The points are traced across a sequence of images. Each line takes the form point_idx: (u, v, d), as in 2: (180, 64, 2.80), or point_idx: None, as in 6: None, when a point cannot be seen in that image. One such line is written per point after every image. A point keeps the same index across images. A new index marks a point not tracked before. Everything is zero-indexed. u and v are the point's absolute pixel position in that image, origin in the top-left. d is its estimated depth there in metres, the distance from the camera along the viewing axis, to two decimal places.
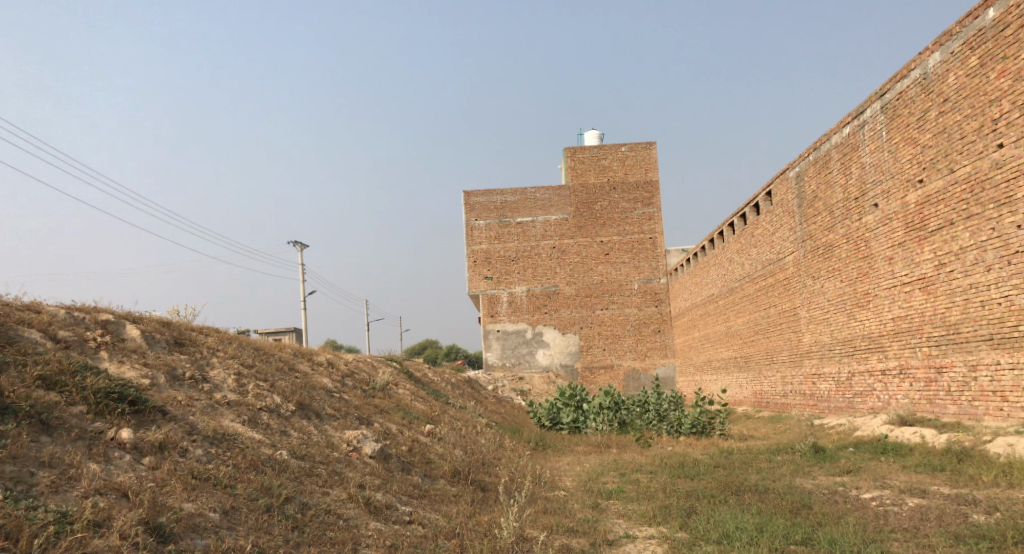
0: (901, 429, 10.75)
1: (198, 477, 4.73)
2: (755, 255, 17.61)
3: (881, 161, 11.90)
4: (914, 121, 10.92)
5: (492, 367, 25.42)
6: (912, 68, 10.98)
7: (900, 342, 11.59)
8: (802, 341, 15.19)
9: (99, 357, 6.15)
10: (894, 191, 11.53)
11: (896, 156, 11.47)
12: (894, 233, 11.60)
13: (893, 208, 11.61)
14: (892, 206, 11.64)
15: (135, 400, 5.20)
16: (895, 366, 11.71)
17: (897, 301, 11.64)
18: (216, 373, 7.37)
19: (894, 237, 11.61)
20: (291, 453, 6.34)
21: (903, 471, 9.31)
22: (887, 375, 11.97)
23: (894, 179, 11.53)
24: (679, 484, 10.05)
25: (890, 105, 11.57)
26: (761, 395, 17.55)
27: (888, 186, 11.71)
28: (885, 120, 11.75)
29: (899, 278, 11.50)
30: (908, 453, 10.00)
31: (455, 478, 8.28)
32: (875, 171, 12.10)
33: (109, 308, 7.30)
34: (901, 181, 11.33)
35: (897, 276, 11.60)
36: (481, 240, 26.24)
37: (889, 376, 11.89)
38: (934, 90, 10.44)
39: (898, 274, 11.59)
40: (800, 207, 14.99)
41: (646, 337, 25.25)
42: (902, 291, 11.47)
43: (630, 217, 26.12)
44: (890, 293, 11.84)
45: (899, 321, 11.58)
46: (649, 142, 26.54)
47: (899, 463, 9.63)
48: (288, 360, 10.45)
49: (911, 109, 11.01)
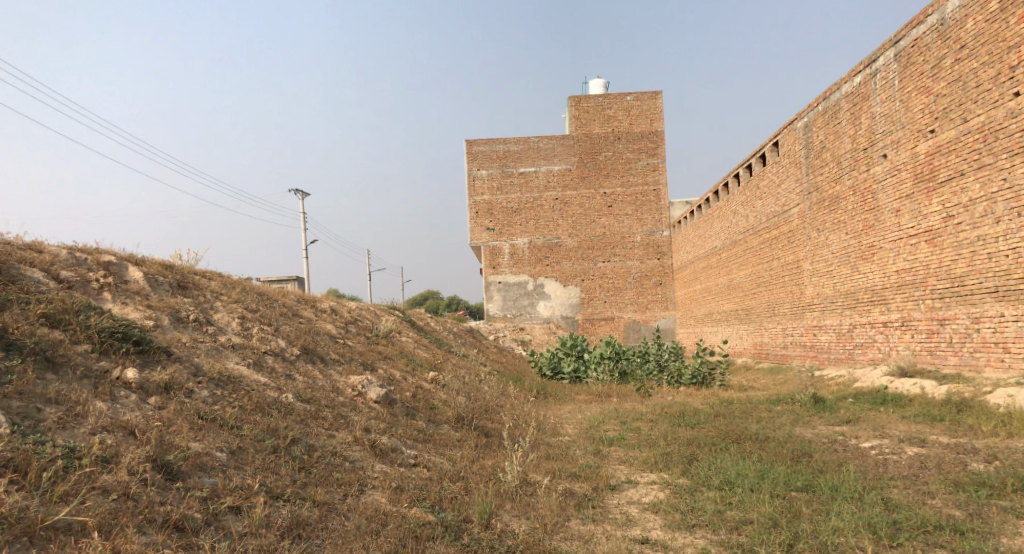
0: (901, 380, 10.80)
1: (205, 418, 4.73)
2: (760, 207, 17.45)
3: (892, 111, 11.64)
4: (928, 69, 10.65)
5: (494, 317, 25.49)
6: (929, 13, 10.65)
7: (903, 294, 11.54)
8: (804, 293, 15.15)
9: (102, 298, 6.10)
10: (905, 141, 11.31)
11: (908, 105, 11.22)
12: (903, 184, 11.42)
13: (902, 159, 11.41)
14: (901, 156, 11.44)
15: (139, 340, 5.18)
16: (897, 318, 11.68)
17: (902, 253, 11.55)
18: (220, 316, 7.35)
19: (902, 189, 11.43)
20: (297, 396, 6.35)
21: (903, 421, 9.36)
22: (889, 327, 11.95)
23: (905, 129, 11.30)
24: (680, 433, 10.13)
25: (904, 52, 11.26)
26: (761, 346, 17.62)
27: (898, 137, 11.50)
28: (898, 69, 11.47)
29: (906, 230, 11.38)
30: (907, 404, 10.04)
31: (459, 424, 8.36)
32: (885, 121, 11.86)
33: (111, 250, 7.23)
34: (912, 131, 11.11)
35: (903, 228, 11.47)
36: (483, 190, 26.01)
37: (891, 328, 11.87)
38: (951, 37, 10.14)
39: (904, 226, 11.46)
40: (807, 158, 14.77)
41: (648, 289, 25.23)
42: (908, 244, 11.36)
43: (635, 168, 25.80)
44: (895, 245, 11.73)
45: (903, 273, 11.52)
46: (655, 91, 26.04)
47: (898, 413, 9.70)
48: (292, 306, 10.44)
49: (925, 56, 10.72)
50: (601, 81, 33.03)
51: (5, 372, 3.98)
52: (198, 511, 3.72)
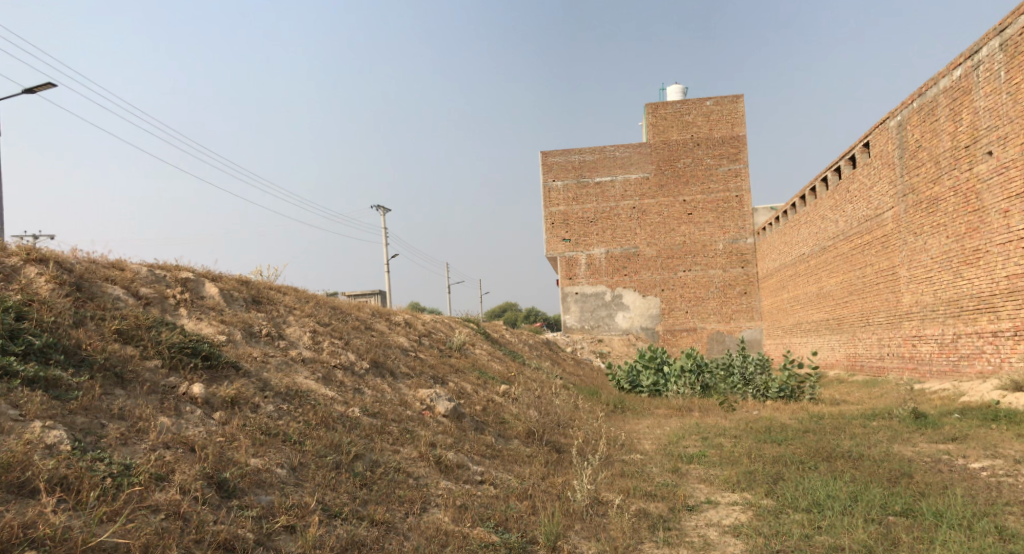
0: (1015, 395, 9.88)
1: (268, 433, 4.73)
2: (850, 211, 16.51)
3: (997, 104, 10.75)
4: None
5: (571, 329, 25.20)
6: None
7: (1015, 302, 10.58)
8: (901, 302, 14.19)
9: (178, 313, 6.27)
10: (1012, 136, 10.42)
11: (1016, 98, 10.33)
12: (1011, 182, 10.50)
13: (1010, 155, 10.50)
14: (1009, 153, 10.53)
15: (208, 355, 5.25)
16: (1009, 327, 10.71)
17: (1012, 257, 10.60)
18: (292, 330, 7.44)
19: (1011, 187, 10.51)
20: (364, 411, 6.32)
21: (1020, 441, 8.54)
22: (1000, 336, 10.98)
23: (1013, 124, 10.41)
24: (766, 450, 9.60)
25: (1011, 41, 10.39)
26: (854, 358, 16.62)
27: (1005, 132, 10.60)
28: (1004, 59, 10.59)
29: (1016, 232, 10.44)
30: (1023, 422, 9.15)
31: (530, 439, 8.17)
32: (990, 116, 10.96)
33: (190, 267, 7.45)
34: (1021, 125, 10.21)
35: (1013, 230, 10.54)
36: (559, 201, 25.87)
37: (1002, 338, 10.90)
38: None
39: (1014, 227, 10.52)
40: (901, 158, 13.86)
41: (731, 299, 24.35)
42: (1019, 247, 10.42)
43: (715, 175, 25.04)
44: (1004, 248, 10.79)
45: (1014, 278, 10.57)
46: (736, 95, 25.23)
47: (1013, 432, 8.87)
48: (366, 319, 10.55)
49: None
50: (678, 87, 32.34)
51: (73, 388, 4.08)
52: (250, 530, 3.68)
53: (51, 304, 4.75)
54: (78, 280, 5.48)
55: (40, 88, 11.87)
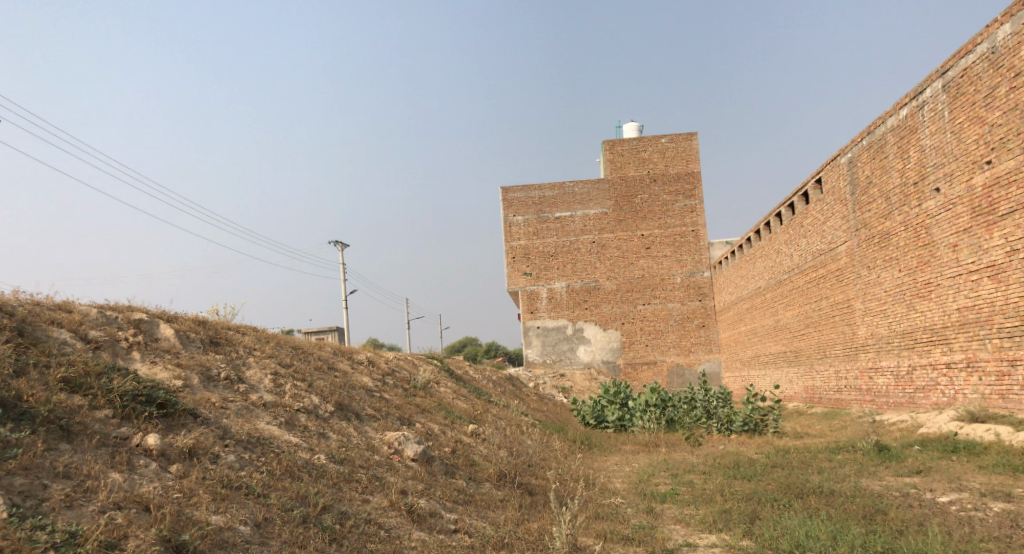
0: (972, 426, 9.99)
1: (230, 486, 4.39)
2: (805, 245, 16.82)
3: (942, 143, 11.09)
4: (981, 99, 10.12)
5: (532, 364, 24.93)
6: (978, 43, 10.18)
7: (967, 334, 10.79)
8: (857, 334, 14.39)
9: (130, 357, 5.88)
10: (958, 174, 10.72)
11: (960, 137, 10.67)
12: (959, 218, 10.79)
13: (957, 192, 10.80)
14: (956, 190, 10.83)
15: (163, 403, 4.90)
16: (962, 359, 10.89)
17: (962, 290, 10.85)
18: (253, 373, 7.08)
19: (958, 223, 10.80)
20: (330, 457, 6.00)
21: (983, 473, 8.61)
22: (953, 368, 11.16)
23: (958, 162, 10.73)
24: (737, 486, 9.48)
25: (953, 83, 10.76)
26: (813, 390, 16.76)
27: (951, 169, 10.91)
28: (947, 100, 10.95)
29: (965, 266, 10.69)
30: (983, 454, 9.23)
31: (501, 481, 7.89)
32: (936, 154, 11.29)
33: (142, 307, 7.06)
34: (966, 163, 10.53)
35: (962, 264, 10.79)
36: (519, 236, 25.84)
37: (956, 369, 11.08)
38: (1004, 64, 9.61)
39: (963, 261, 10.78)
40: (853, 195, 14.19)
41: (690, 332, 24.49)
42: (969, 280, 10.66)
43: (672, 210, 25.38)
44: (954, 282, 11.03)
45: (965, 311, 10.79)
46: (690, 133, 25.75)
47: (974, 464, 8.95)
48: (328, 358, 10.19)
49: (977, 86, 10.21)
50: (635, 124, 32.89)
51: (13, 445, 3.71)
52: None
53: None
54: (20, 324, 5.09)
55: None
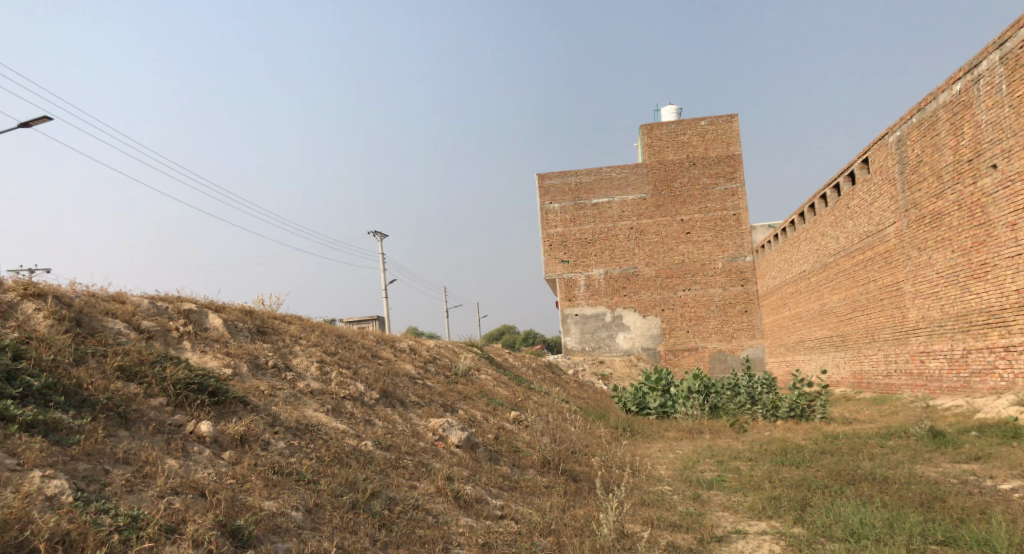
0: None
1: (281, 472, 4.44)
2: (851, 227, 16.37)
3: (1000, 118, 10.63)
4: None
5: (572, 351, 24.84)
6: None
7: None
8: (907, 317, 13.97)
9: (182, 346, 5.99)
10: (1017, 149, 10.27)
11: (1019, 111, 10.22)
12: (1018, 196, 10.35)
13: (1015, 168, 10.35)
14: (1014, 166, 10.38)
15: (215, 391, 4.97)
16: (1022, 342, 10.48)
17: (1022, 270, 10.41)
18: (299, 361, 7.17)
19: (1017, 201, 10.35)
20: (376, 444, 6.04)
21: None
22: (1012, 351, 10.74)
23: (1017, 137, 10.27)
24: (785, 473, 9.30)
25: (1011, 55, 10.29)
26: (861, 375, 16.35)
27: (1009, 145, 10.45)
28: (1005, 72, 10.48)
29: None
30: None
31: (546, 468, 7.86)
32: (992, 129, 10.83)
33: (191, 298, 7.19)
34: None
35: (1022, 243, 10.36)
36: (556, 223, 25.71)
37: (1015, 353, 10.66)
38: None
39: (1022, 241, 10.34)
40: (902, 174, 13.74)
41: (733, 318, 24.10)
42: None
43: (712, 194, 24.95)
44: (1012, 262, 10.60)
45: None
46: (730, 114, 25.23)
47: None
48: (370, 347, 10.29)
49: None
50: (673, 107, 32.38)
51: (75, 432, 3.80)
52: None
53: (50, 341, 4.47)
54: (78, 314, 5.21)
55: (37, 123, 11.76)
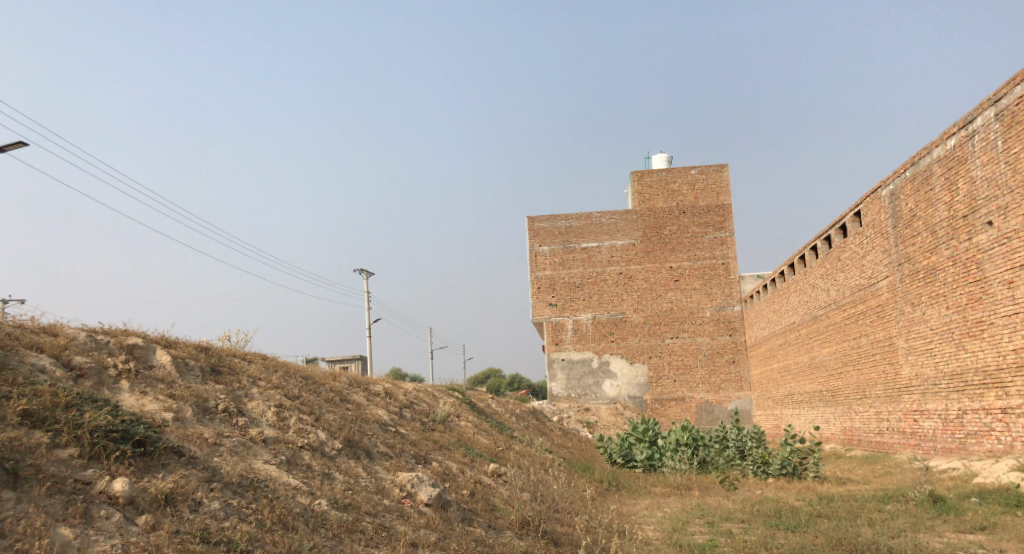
0: None
1: (208, 542, 3.75)
2: (842, 280, 15.95)
3: (995, 174, 10.12)
4: None
5: (557, 398, 24.08)
6: None
7: None
8: (900, 374, 13.43)
9: (118, 387, 5.32)
10: (1014, 207, 9.73)
11: (1015, 168, 9.67)
12: (1015, 253, 9.78)
13: (1012, 226, 9.80)
14: (1010, 223, 9.84)
15: (142, 440, 4.31)
16: (1020, 405, 9.76)
17: (1019, 329, 9.77)
18: (255, 405, 6.48)
19: (1014, 259, 9.78)
20: (332, 503, 5.33)
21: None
22: (1009, 414, 10.03)
23: (1013, 194, 9.73)
24: (781, 539, 8.59)
25: (1007, 111, 9.77)
26: (851, 432, 15.73)
27: (1005, 202, 9.91)
28: (1000, 129, 9.99)
29: None
30: None
31: (524, 530, 7.13)
32: (988, 185, 10.32)
33: (139, 332, 6.52)
34: (1021, 195, 9.54)
35: (1019, 302, 9.75)
36: (545, 266, 25.22)
37: (1013, 415, 9.93)
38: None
39: (1019, 299, 9.73)
40: (895, 228, 13.36)
41: (720, 368, 23.52)
42: None
43: (702, 242, 24.61)
44: (1010, 321, 9.98)
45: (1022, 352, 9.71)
46: (720, 164, 25.09)
47: None
48: (341, 389, 9.58)
49: None
50: (664, 156, 32.31)
51: None
52: None
53: None
54: None
55: (9, 145, 11.21)
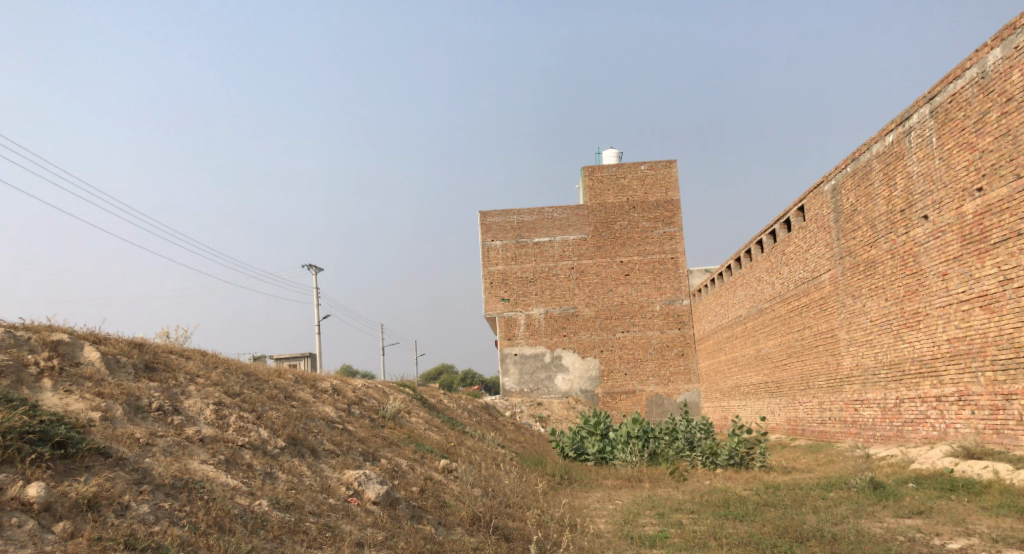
0: (968, 463, 9.14)
1: (134, 549, 3.52)
2: (787, 273, 16.28)
3: (930, 169, 10.41)
4: (971, 125, 9.41)
5: (509, 393, 24.03)
6: (967, 67, 9.49)
7: (958, 366, 10.00)
8: (842, 365, 13.77)
9: (39, 387, 5.00)
10: (948, 201, 10.02)
11: (949, 163, 9.96)
12: (948, 246, 10.08)
13: (946, 220, 10.10)
14: (945, 217, 10.14)
15: (63, 442, 4.03)
16: (953, 393, 10.09)
17: (952, 320, 10.09)
18: (192, 403, 6.20)
19: (948, 251, 10.08)
20: (273, 504, 5.11)
21: (988, 515, 7.76)
22: (943, 401, 10.36)
23: (947, 189, 10.03)
24: (729, 528, 8.69)
25: (941, 109, 10.05)
26: (795, 422, 16.09)
27: (939, 197, 10.21)
28: (935, 126, 10.27)
29: (956, 295, 9.96)
30: (984, 493, 8.38)
31: (475, 526, 7.02)
32: (924, 181, 10.62)
33: (65, 328, 6.16)
34: (955, 190, 9.83)
35: (952, 293, 10.05)
36: (497, 261, 25.10)
37: (946, 403, 10.27)
38: (995, 89, 8.91)
39: (953, 290, 10.05)
40: (837, 222, 13.67)
41: (670, 361, 23.82)
42: (959, 310, 9.91)
43: (651, 237, 24.86)
44: (944, 312, 10.30)
45: (955, 341, 10.03)
46: (669, 160, 25.37)
47: (976, 504, 8.11)
48: (286, 386, 9.30)
49: (966, 112, 9.50)
50: (613, 152, 32.55)
51: None
52: None
53: None
54: None
55: None
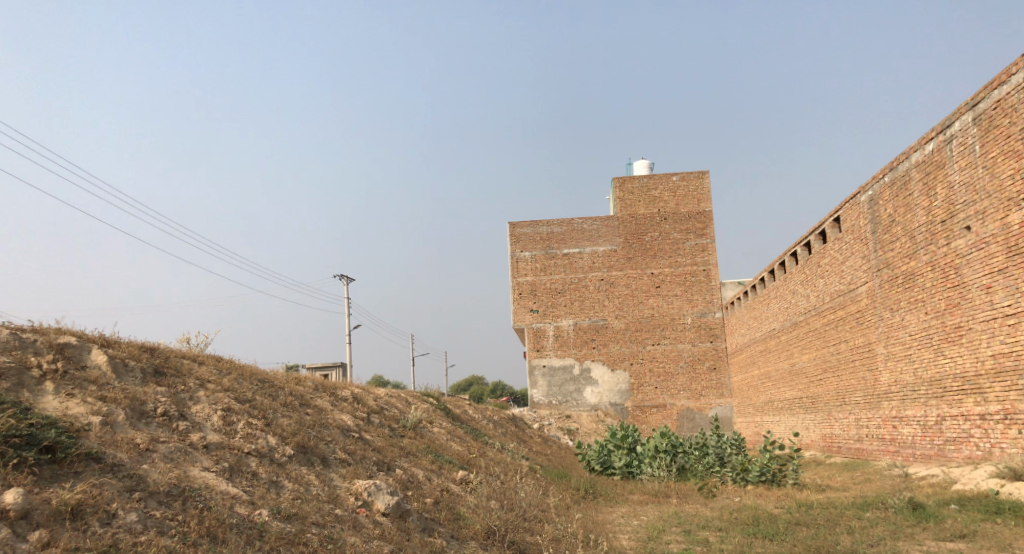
0: (1016, 485, 8.62)
1: None
2: (822, 285, 15.78)
3: (973, 179, 9.94)
4: (1017, 132, 8.95)
5: (537, 404, 23.73)
6: (1012, 72, 9.04)
7: (1003, 383, 9.49)
8: (879, 380, 13.23)
9: (41, 390, 4.92)
10: (992, 211, 9.55)
11: (994, 172, 9.49)
12: (992, 258, 9.60)
13: (990, 231, 9.62)
14: (988, 228, 9.66)
15: (52, 447, 3.93)
16: (999, 411, 9.57)
17: (997, 335, 9.59)
18: (200, 408, 6.09)
19: (992, 263, 9.60)
20: (274, 514, 4.94)
21: None
22: (988, 420, 9.84)
23: (991, 199, 9.55)
24: (759, 548, 8.30)
25: (985, 116, 9.60)
26: (831, 438, 15.53)
27: (983, 206, 9.73)
28: (978, 133, 9.81)
29: (1000, 308, 9.46)
30: None
31: (489, 541, 6.78)
32: (966, 190, 10.15)
33: (74, 331, 6.10)
34: (999, 200, 9.36)
35: (997, 306, 9.56)
36: (526, 272, 24.89)
37: (991, 422, 9.75)
38: None
39: (997, 304, 9.55)
40: (874, 233, 13.19)
41: (701, 375, 23.30)
42: (1004, 325, 9.41)
43: (683, 249, 24.43)
44: (988, 326, 9.79)
45: (1001, 357, 9.51)
46: (701, 171, 24.95)
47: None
48: (303, 393, 9.18)
49: (1012, 118, 9.04)
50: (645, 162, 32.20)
51: None
52: None
53: None
54: None
55: None
